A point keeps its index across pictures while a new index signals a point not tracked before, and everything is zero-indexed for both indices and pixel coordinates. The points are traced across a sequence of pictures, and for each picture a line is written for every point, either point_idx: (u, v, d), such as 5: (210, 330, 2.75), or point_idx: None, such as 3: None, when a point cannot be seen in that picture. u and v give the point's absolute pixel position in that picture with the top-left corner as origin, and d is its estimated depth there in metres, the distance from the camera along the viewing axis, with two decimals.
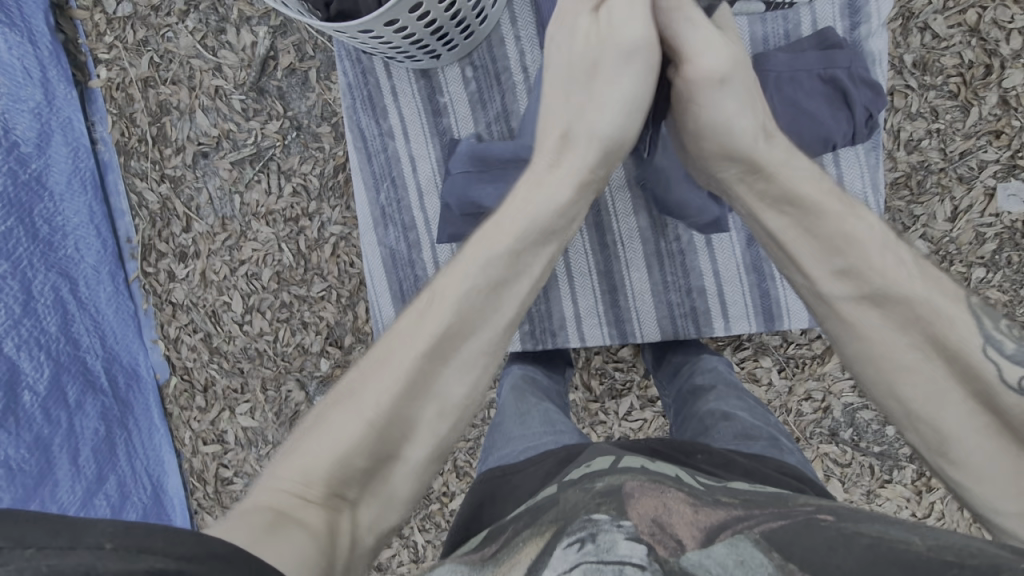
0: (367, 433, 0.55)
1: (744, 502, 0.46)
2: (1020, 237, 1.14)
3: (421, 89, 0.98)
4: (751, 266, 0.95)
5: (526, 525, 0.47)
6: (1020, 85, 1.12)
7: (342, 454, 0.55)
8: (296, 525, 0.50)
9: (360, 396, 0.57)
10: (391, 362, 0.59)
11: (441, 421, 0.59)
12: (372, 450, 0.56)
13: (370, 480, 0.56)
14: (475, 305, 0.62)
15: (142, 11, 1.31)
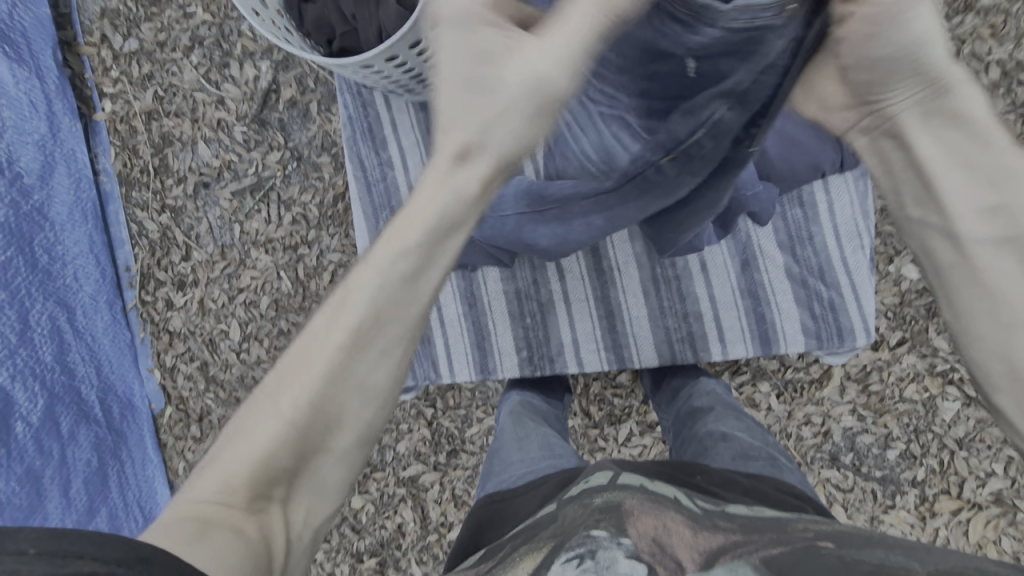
0: (287, 430, 0.48)
1: (743, 528, 0.45)
2: None
3: (420, 120, 1.01)
4: (746, 290, 0.96)
5: (524, 542, 0.47)
6: (1001, 113, 1.15)
7: (262, 457, 0.47)
8: (224, 532, 0.44)
9: (272, 393, 0.48)
10: (306, 356, 0.49)
11: (367, 410, 0.50)
12: (295, 449, 0.48)
13: (303, 478, 0.49)
14: (401, 281, 0.50)
15: (148, 47, 1.35)
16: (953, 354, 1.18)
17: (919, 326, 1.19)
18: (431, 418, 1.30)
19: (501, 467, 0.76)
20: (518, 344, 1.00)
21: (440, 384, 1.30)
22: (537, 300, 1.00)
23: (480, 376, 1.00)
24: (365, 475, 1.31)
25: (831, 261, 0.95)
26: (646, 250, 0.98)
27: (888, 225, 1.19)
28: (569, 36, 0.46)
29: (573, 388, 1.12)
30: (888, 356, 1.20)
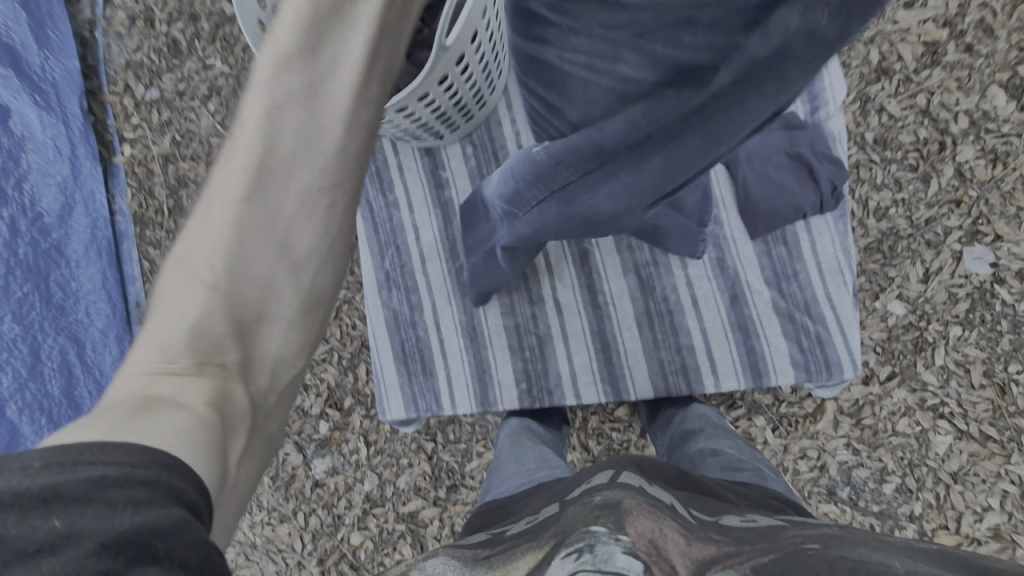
0: (219, 278, 0.47)
1: (736, 540, 0.47)
2: (989, 297, 1.21)
3: (425, 165, 1.07)
4: (736, 324, 1.01)
5: (526, 540, 0.50)
6: (972, 159, 1.22)
7: (198, 330, 0.46)
8: (168, 407, 0.42)
9: (192, 264, 0.47)
10: (217, 223, 0.47)
11: (301, 267, 0.50)
12: (234, 316, 0.47)
13: (246, 339, 0.49)
14: (303, 123, 0.48)
15: (168, 95, 1.42)
16: (942, 388, 1.21)
17: (908, 360, 1.22)
18: (431, 452, 1.31)
19: (499, 483, 0.78)
20: (517, 376, 1.03)
21: (441, 418, 1.32)
22: (536, 334, 1.04)
23: (481, 408, 1.02)
24: (365, 510, 1.31)
25: (817, 297, 0.99)
26: (640, 286, 1.03)
27: (873, 263, 1.24)
28: None
29: (572, 423, 1.14)
30: (879, 390, 1.23)
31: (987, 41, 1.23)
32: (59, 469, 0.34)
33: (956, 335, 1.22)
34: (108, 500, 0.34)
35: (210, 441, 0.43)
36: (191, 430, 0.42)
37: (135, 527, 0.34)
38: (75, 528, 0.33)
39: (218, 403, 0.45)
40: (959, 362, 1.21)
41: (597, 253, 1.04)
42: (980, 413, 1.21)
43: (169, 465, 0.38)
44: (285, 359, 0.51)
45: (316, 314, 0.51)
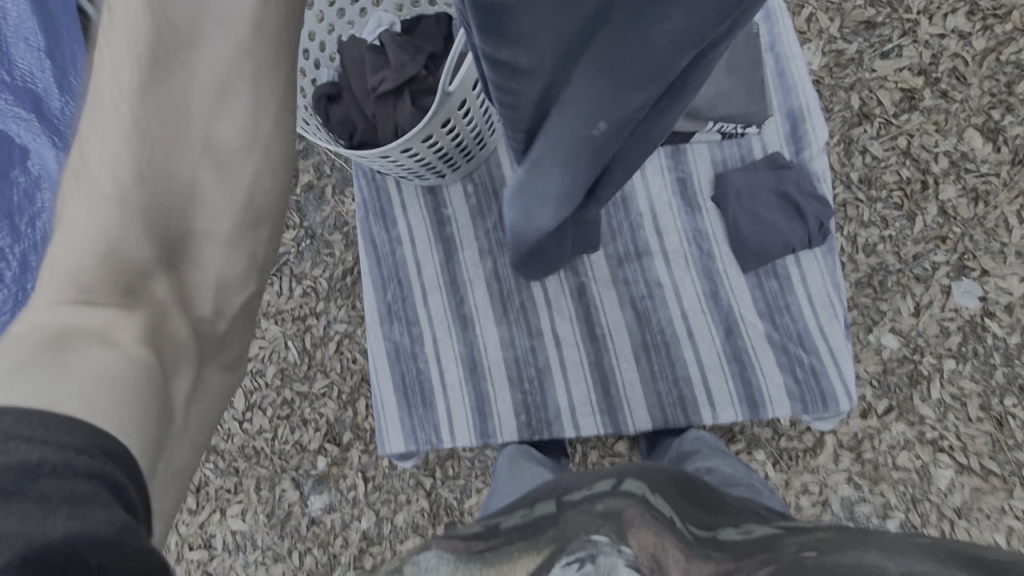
0: (131, 220, 0.55)
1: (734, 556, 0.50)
2: (980, 331, 1.23)
3: (428, 202, 1.11)
4: (731, 356, 1.02)
5: (522, 536, 0.50)
6: (954, 197, 1.27)
7: (103, 266, 0.53)
8: (99, 347, 0.49)
9: (94, 216, 0.54)
10: (95, 184, 0.55)
11: (216, 210, 0.59)
12: (143, 259, 0.55)
13: (151, 275, 0.56)
14: (169, 94, 0.57)
15: None
16: (940, 422, 1.22)
17: (904, 394, 1.23)
18: (430, 488, 1.30)
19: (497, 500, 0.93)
20: (516, 408, 1.04)
21: (439, 453, 1.31)
22: (535, 366, 1.05)
23: (481, 441, 1.03)
24: (361, 549, 1.29)
25: (809, 328, 1.02)
26: (636, 319, 1.05)
27: (864, 297, 1.26)
28: None
29: (573, 458, 1.13)
30: (878, 424, 1.23)
31: (961, 88, 1.30)
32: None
33: (950, 368, 1.23)
34: (40, 496, 0.35)
35: (145, 371, 0.50)
36: (120, 363, 0.49)
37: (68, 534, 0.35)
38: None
39: (148, 334, 0.53)
40: (955, 395, 1.22)
41: (594, 287, 1.07)
42: (979, 447, 1.21)
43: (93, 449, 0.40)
44: (223, 285, 0.60)
45: (249, 239, 0.61)
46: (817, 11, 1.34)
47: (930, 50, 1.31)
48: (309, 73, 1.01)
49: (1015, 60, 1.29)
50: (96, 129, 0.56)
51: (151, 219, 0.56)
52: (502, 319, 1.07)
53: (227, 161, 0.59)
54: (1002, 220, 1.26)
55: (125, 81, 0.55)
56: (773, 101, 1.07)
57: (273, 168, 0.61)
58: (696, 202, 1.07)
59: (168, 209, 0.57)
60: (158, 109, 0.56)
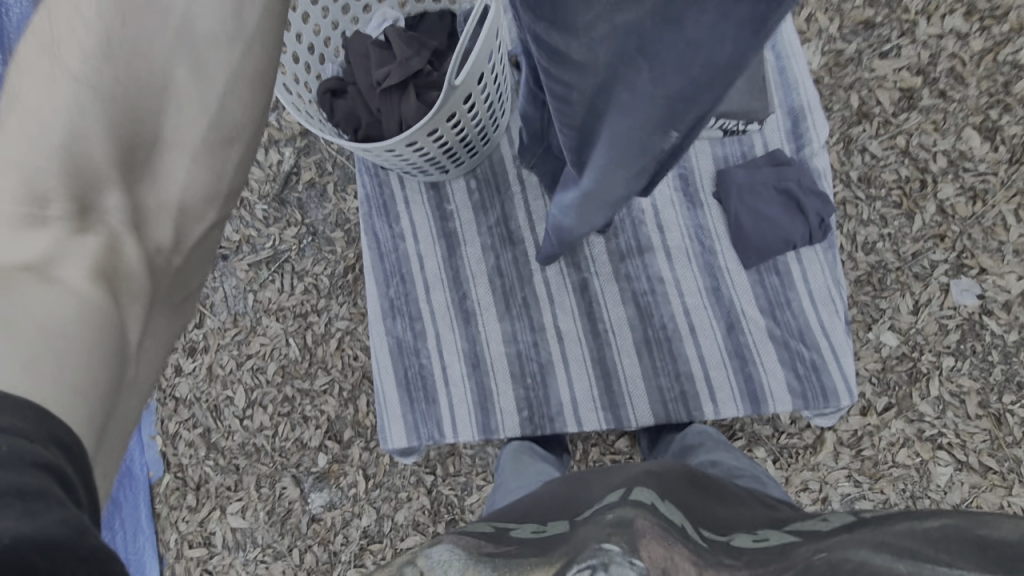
0: (100, 130, 0.55)
1: (747, 563, 0.47)
2: (979, 328, 1.24)
3: (430, 198, 1.12)
4: (733, 352, 1.03)
5: (532, 554, 0.48)
6: (953, 196, 1.28)
7: (63, 176, 0.53)
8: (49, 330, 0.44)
9: (54, 117, 0.53)
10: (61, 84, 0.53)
11: (190, 123, 0.58)
12: (106, 168, 0.55)
13: (100, 194, 0.55)
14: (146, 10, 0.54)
15: None
16: (939, 419, 1.23)
17: (904, 391, 1.24)
18: (430, 486, 1.30)
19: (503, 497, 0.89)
20: (518, 404, 1.05)
21: (441, 450, 1.31)
22: (538, 361, 1.06)
23: (483, 436, 1.03)
24: (362, 546, 1.29)
25: (810, 325, 1.02)
26: (638, 314, 1.06)
27: (864, 294, 1.27)
28: None
29: (574, 455, 1.13)
30: (877, 422, 1.24)
31: (959, 87, 1.31)
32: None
33: (949, 365, 1.24)
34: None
35: (105, 311, 0.50)
36: (78, 308, 0.48)
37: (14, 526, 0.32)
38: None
39: (98, 269, 0.52)
40: (954, 393, 1.23)
41: (597, 282, 1.07)
42: (978, 444, 1.21)
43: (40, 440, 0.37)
44: (185, 205, 0.60)
45: (216, 149, 0.59)
46: (816, 12, 1.35)
47: (928, 50, 1.32)
48: (314, 68, 1.01)
49: (1012, 60, 1.31)
50: (69, 30, 0.54)
51: (94, 163, 0.54)
52: (505, 314, 1.08)
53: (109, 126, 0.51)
54: (1000, 219, 1.27)
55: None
56: (774, 98, 1.08)
57: (250, 80, 0.58)
58: (698, 199, 1.08)
59: (136, 125, 0.56)
60: (120, 27, 0.54)
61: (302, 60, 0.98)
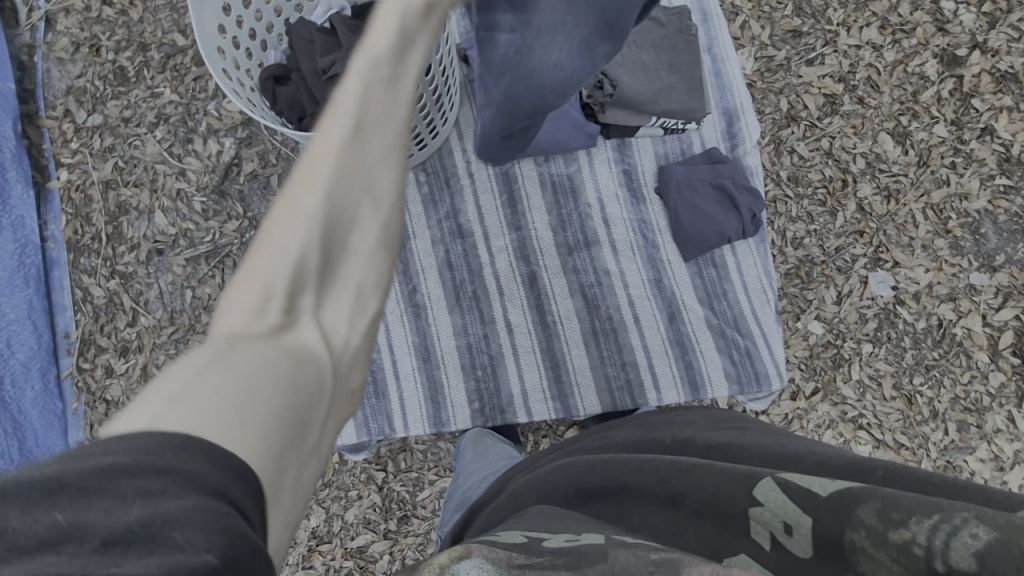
0: (312, 230, 0.49)
1: (710, 501, 0.46)
2: (893, 317, 1.35)
3: None
4: (675, 341, 1.08)
5: (565, 565, 0.40)
6: (870, 195, 1.39)
7: (284, 265, 0.48)
8: (254, 350, 0.42)
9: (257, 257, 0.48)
10: (306, 188, 0.50)
11: (294, 231, 0.48)
12: (296, 279, 0.48)
13: (299, 297, 0.48)
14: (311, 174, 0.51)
15: (112, 121, 1.37)
16: (860, 401, 1.33)
17: (829, 376, 1.34)
18: (381, 483, 1.27)
19: (467, 480, 0.95)
20: (469, 396, 1.07)
21: (392, 446, 1.29)
22: (488, 353, 1.08)
23: (434, 429, 1.05)
24: (310, 548, 1.25)
25: (744, 314, 1.09)
26: (585, 306, 1.09)
27: (792, 287, 1.36)
28: (303, 216, 0.49)
29: (525, 447, 1.14)
30: (806, 405, 1.33)
31: (874, 94, 1.42)
32: (64, 463, 0.30)
33: (867, 351, 1.35)
34: (115, 493, 0.30)
35: (288, 371, 0.42)
36: (277, 358, 0.43)
37: (144, 521, 0.29)
38: (80, 524, 0.28)
39: (317, 291, 0.50)
40: (872, 376, 1.34)
41: (545, 275, 1.10)
42: (893, 423, 1.32)
43: (175, 467, 0.32)
44: (298, 270, 0.48)
45: (303, 240, 0.49)
46: (749, 19, 1.43)
47: (848, 59, 1.43)
48: (255, 54, 0.99)
49: (919, 72, 1.43)
50: (314, 173, 0.51)
51: (280, 279, 0.47)
52: (455, 307, 1.09)
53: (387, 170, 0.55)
54: (910, 216, 1.39)
55: (339, 139, 0.52)
56: (710, 99, 1.14)
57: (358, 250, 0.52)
58: (641, 194, 1.13)
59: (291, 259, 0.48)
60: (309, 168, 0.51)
61: (243, 46, 0.96)
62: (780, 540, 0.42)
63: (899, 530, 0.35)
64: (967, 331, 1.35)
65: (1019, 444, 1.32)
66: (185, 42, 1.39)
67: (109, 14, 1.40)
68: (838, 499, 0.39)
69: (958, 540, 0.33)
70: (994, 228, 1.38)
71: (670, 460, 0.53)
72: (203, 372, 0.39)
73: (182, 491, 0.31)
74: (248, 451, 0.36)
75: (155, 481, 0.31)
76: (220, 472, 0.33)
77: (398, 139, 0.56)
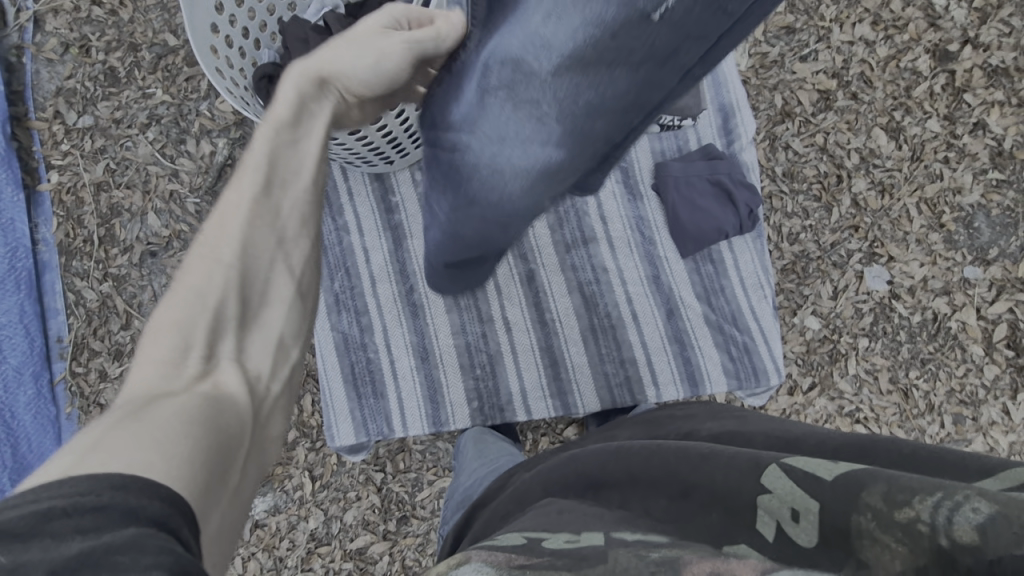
0: (227, 280, 0.57)
1: (717, 490, 0.45)
2: (889, 311, 1.36)
3: (374, 189, 1.11)
4: (673, 337, 1.08)
5: (563, 564, 0.39)
6: (864, 190, 1.40)
7: (199, 318, 0.55)
8: (171, 399, 0.46)
9: (173, 309, 0.55)
10: (222, 233, 0.59)
11: (207, 283, 0.56)
12: (210, 328, 0.55)
13: (218, 343, 0.55)
14: (221, 229, 0.60)
15: (103, 123, 1.36)
16: (856, 396, 1.34)
17: (825, 371, 1.34)
18: (380, 484, 1.27)
19: (468, 478, 0.94)
20: (468, 395, 1.06)
21: (390, 447, 1.28)
22: (486, 351, 1.07)
23: (433, 429, 1.04)
24: (309, 550, 1.25)
25: (742, 310, 1.09)
26: (584, 304, 1.09)
27: (789, 282, 1.37)
28: (219, 260, 0.58)
29: (524, 445, 1.14)
30: (803, 400, 1.33)
31: (868, 90, 1.43)
32: (9, 503, 0.32)
33: (864, 346, 1.35)
34: (55, 533, 0.31)
35: (209, 411, 0.47)
36: (194, 406, 0.47)
37: (88, 551, 0.30)
38: (20, 561, 0.29)
39: (219, 340, 0.55)
40: (869, 370, 1.34)
41: (543, 273, 1.10)
42: (889, 417, 1.33)
43: (124, 485, 0.34)
44: (216, 318, 0.56)
45: (224, 288, 0.57)
46: None
47: (841, 55, 1.44)
48: (249, 53, 0.98)
49: (912, 67, 1.43)
50: (221, 228, 0.60)
51: (190, 330, 0.54)
52: (453, 306, 1.08)
53: (310, 222, 0.65)
54: (905, 211, 1.39)
55: (245, 195, 0.62)
56: (706, 96, 1.14)
57: (272, 302, 0.61)
58: (638, 191, 1.13)
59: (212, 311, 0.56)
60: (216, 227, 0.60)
61: (236, 44, 0.95)
62: (788, 529, 0.40)
63: (904, 510, 0.34)
64: (962, 325, 1.36)
65: (1014, 436, 1.32)
66: (176, 42, 1.38)
67: (99, 14, 1.38)
68: (844, 482, 0.38)
69: (960, 515, 0.32)
70: (987, 222, 1.39)
71: (679, 451, 0.53)
72: (116, 422, 0.41)
73: (123, 523, 0.32)
74: (183, 480, 0.39)
75: (109, 490, 0.34)
76: (159, 503, 0.35)
77: (310, 188, 0.66)
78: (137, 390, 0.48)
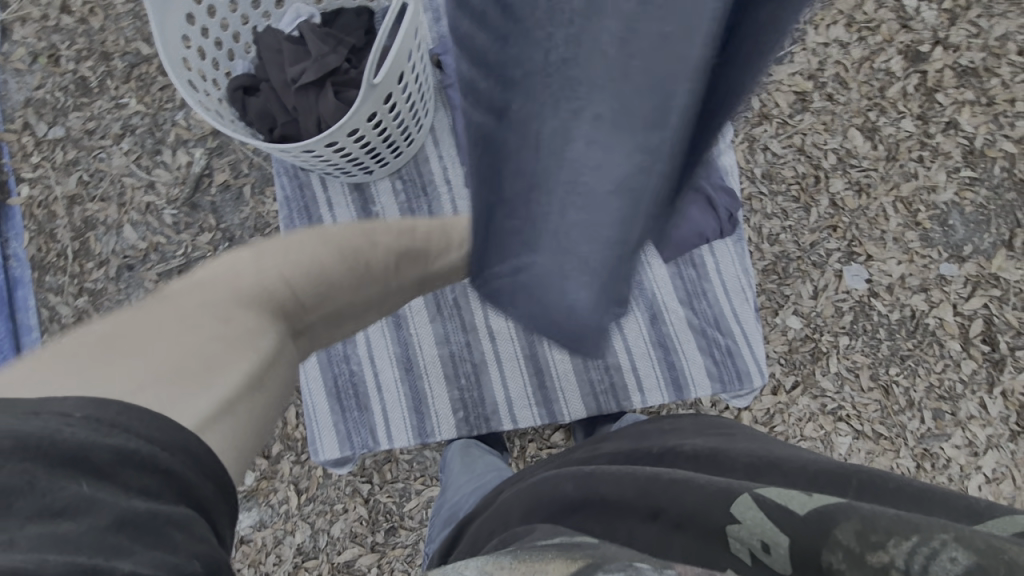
0: (296, 287, 0.71)
1: (693, 516, 0.46)
2: (868, 309, 1.38)
3: (355, 199, 1.10)
4: (657, 342, 1.08)
5: (554, 549, 0.40)
6: (842, 190, 1.42)
7: (273, 294, 0.68)
8: (235, 356, 0.58)
9: (259, 269, 0.68)
10: (310, 252, 0.75)
11: (287, 278, 0.70)
12: (274, 308, 0.67)
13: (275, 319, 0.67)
14: (312, 249, 0.75)
15: (75, 134, 1.33)
16: (838, 393, 1.35)
17: (808, 369, 1.36)
18: (367, 495, 1.26)
19: (455, 493, 0.93)
20: (453, 405, 1.06)
21: (377, 458, 1.27)
22: (471, 361, 1.07)
23: (419, 440, 1.03)
24: (296, 565, 1.23)
25: (724, 313, 1.09)
26: None
27: (770, 283, 1.38)
28: (302, 266, 0.73)
29: (512, 453, 1.14)
30: (786, 399, 1.35)
31: (843, 91, 1.45)
32: (90, 432, 0.40)
33: (844, 344, 1.37)
34: (121, 483, 0.39)
35: (258, 373, 0.59)
36: (252, 367, 0.59)
37: (145, 509, 0.39)
38: (92, 497, 0.38)
39: (277, 314, 0.67)
40: (850, 368, 1.36)
41: None
42: (871, 413, 1.35)
43: (198, 460, 0.45)
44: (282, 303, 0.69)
45: (295, 292, 0.71)
46: None
47: (817, 57, 1.46)
48: (222, 64, 0.97)
49: (885, 68, 1.46)
50: (314, 248, 0.76)
51: (262, 299, 0.66)
52: (436, 316, 1.08)
53: (369, 284, 0.82)
54: (881, 210, 1.42)
55: (334, 240, 0.78)
56: None
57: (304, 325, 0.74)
58: None
59: (282, 298, 0.69)
60: (305, 246, 0.75)
61: (209, 55, 0.94)
62: (764, 558, 0.40)
63: (877, 553, 0.34)
64: (939, 321, 1.38)
65: (991, 429, 1.35)
66: (149, 51, 1.35)
67: (69, 23, 1.35)
68: (818, 515, 0.38)
69: (936, 565, 0.32)
70: (961, 219, 1.42)
71: (651, 474, 0.53)
72: (207, 375, 0.53)
73: (170, 500, 0.41)
74: (233, 446, 0.51)
75: (167, 453, 0.43)
76: (208, 487, 0.45)
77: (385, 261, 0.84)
78: (207, 319, 0.59)
